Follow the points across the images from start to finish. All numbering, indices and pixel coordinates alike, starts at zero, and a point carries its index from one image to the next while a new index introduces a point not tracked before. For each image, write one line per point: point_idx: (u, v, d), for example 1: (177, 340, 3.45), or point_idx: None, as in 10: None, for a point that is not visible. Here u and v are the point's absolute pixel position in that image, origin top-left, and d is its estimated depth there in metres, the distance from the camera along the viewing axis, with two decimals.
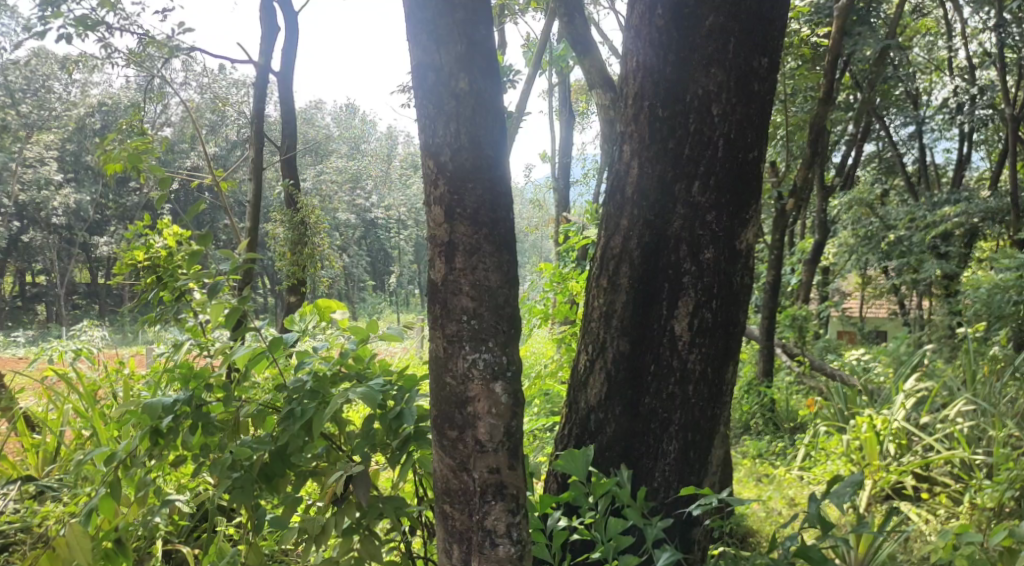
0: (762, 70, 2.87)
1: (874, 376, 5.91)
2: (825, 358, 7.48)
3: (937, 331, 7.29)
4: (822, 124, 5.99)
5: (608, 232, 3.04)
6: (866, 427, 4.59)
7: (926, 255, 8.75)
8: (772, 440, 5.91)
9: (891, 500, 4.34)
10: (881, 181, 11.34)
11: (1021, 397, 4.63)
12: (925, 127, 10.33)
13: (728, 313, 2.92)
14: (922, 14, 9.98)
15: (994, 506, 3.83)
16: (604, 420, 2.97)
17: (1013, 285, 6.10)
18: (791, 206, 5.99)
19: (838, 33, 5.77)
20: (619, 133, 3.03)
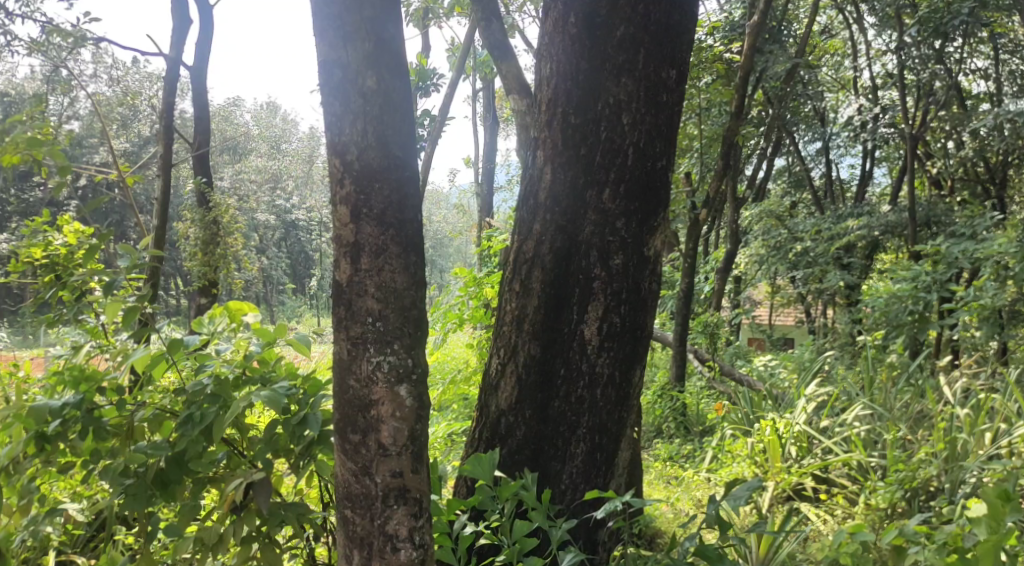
0: (671, 81, 2.93)
1: (779, 382, 6.11)
2: (735, 363, 7.69)
3: (839, 338, 7.58)
4: (734, 137, 6.16)
5: (521, 236, 3.05)
6: (769, 431, 4.76)
7: (830, 266, 9.12)
8: (682, 444, 6.04)
9: (792, 501, 4.49)
10: (791, 194, 11.76)
11: (913, 403, 4.86)
12: (831, 143, 10.76)
13: (636, 318, 2.96)
14: (830, 34, 10.41)
15: (886, 506, 4.00)
16: (514, 423, 2.98)
17: (909, 296, 6.40)
18: (704, 216, 6.15)
19: (751, 49, 5.95)
20: (534, 138, 3.06)
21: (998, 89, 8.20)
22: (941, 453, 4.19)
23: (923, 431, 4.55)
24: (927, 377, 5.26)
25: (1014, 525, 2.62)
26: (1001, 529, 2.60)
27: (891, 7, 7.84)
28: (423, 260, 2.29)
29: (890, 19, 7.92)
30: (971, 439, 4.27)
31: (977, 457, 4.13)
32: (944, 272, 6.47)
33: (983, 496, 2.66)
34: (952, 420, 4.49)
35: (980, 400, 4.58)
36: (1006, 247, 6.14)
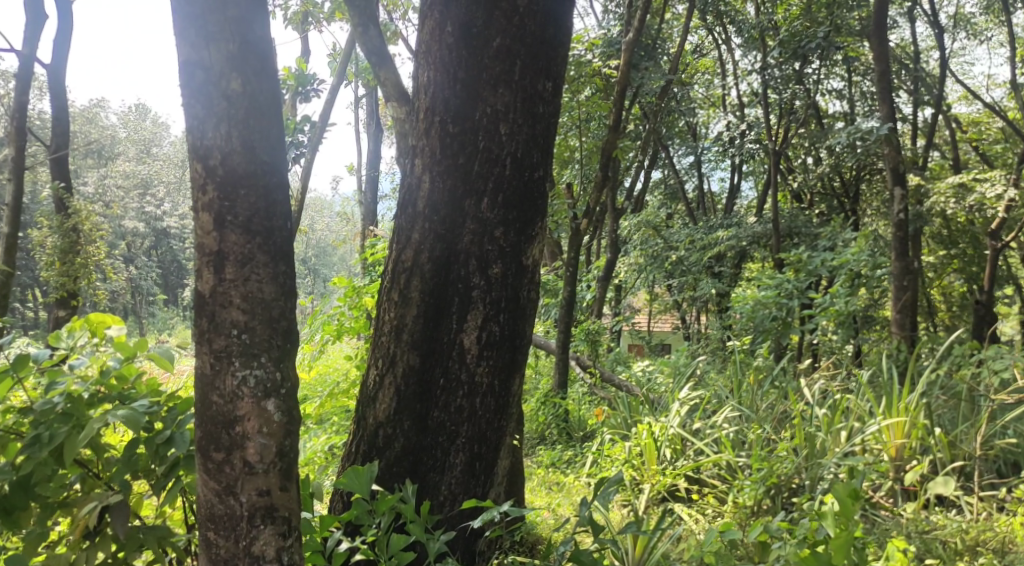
0: (547, 93, 2.98)
1: (655, 387, 6.31)
2: (615, 370, 7.87)
3: (711, 343, 7.89)
4: (612, 149, 6.30)
5: (399, 245, 3.01)
6: (646, 434, 4.90)
7: (702, 274, 9.49)
8: (563, 450, 6.12)
9: (667, 502, 4.64)
10: (667, 206, 12.18)
11: (777, 404, 5.11)
12: (703, 157, 11.22)
13: (514, 326, 2.98)
14: (701, 53, 10.87)
15: (752, 504, 4.19)
16: (392, 435, 2.93)
17: (773, 302, 6.73)
18: (584, 226, 6.27)
19: (627, 65, 6.12)
20: (411, 146, 3.03)
21: (851, 109, 8.77)
22: (802, 451, 4.43)
23: (786, 431, 4.79)
24: (790, 380, 5.55)
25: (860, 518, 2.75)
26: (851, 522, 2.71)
27: (756, 29, 8.27)
28: (293, 270, 2.22)
29: (755, 40, 8.37)
30: (829, 438, 4.52)
31: (834, 455, 4.38)
32: (805, 279, 6.85)
33: (834, 489, 2.76)
34: (811, 419, 4.75)
35: (836, 401, 4.86)
36: (859, 256, 6.56)
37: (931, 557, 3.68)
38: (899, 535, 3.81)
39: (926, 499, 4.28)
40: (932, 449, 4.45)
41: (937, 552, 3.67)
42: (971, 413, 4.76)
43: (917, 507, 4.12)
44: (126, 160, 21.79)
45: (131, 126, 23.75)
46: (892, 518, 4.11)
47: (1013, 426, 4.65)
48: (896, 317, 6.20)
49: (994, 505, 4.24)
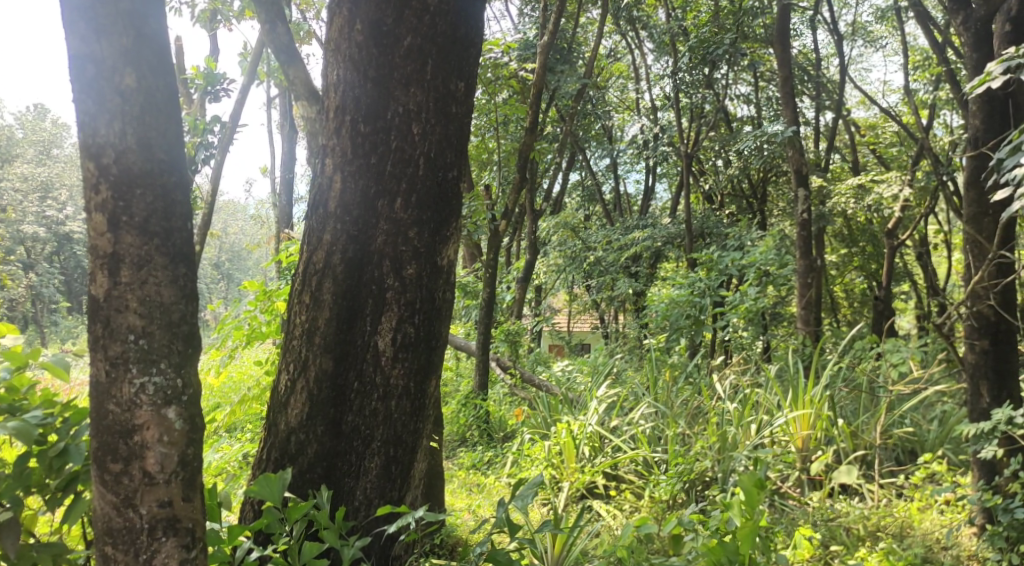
0: (459, 93, 2.98)
1: (575, 386, 6.37)
2: (535, 370, 7.91)
3: (629, 341, 8.01)
4: (528, 152, 6.33)
5: (310, 246, 2.94)
6: (564, 433, 4.91)
7: (620, 275, 9.64)
8: (484, 451, 6.12)
9: (586, 499, 4.68)
10: (585, 207, 12.37)
11: (691, 400, 5.25)
12: (619, 160, 11.42)
13: (429, 327, 2.96)
14: (615, 58, 11.07)
15: (667, 498, 4.28)
16: (305, 441, 2.86)
17: (686, 301, 6.91)
18: (502, 228, 6.28)
19: (543, 68, 6.16)
20: (322, 146, 2.96)
21: (758, 113, 9.08)
22: (714, 445, 4.56)
23: (699, 425, 4.91)
24: (703, 376, 5.71)
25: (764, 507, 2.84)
26: (754, 511, 2.82)
27: (667, 34, 8.46)
28: (193, 272, 2.15)
29: (667, 46, 8.58)
30: (739, 431, 4.66)
31: (744, 447, 4.53)
32: (716, 278, 7.04)
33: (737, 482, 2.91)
34: (724, 414, 4.89)
35: (746, 395, 5.02)
36: (767, 256, 6.80)
37: (835, 544, 3.83)
38: (806, 523, 3.95)
39: (831, 488, 4.44)
40: (836, 439, 4.65)
41: (842, 539, 3.83)
42: (870, 403, 5.00)
43: (822, 496, 4.28)
44: (24, 162, 20.75)
45: (28, 125, 22.65)
46: (799, 507, 4.26)
47: (909, 414, 4.91)
48: (801, 313, 6.47)
49: (894, 491, 4.43)
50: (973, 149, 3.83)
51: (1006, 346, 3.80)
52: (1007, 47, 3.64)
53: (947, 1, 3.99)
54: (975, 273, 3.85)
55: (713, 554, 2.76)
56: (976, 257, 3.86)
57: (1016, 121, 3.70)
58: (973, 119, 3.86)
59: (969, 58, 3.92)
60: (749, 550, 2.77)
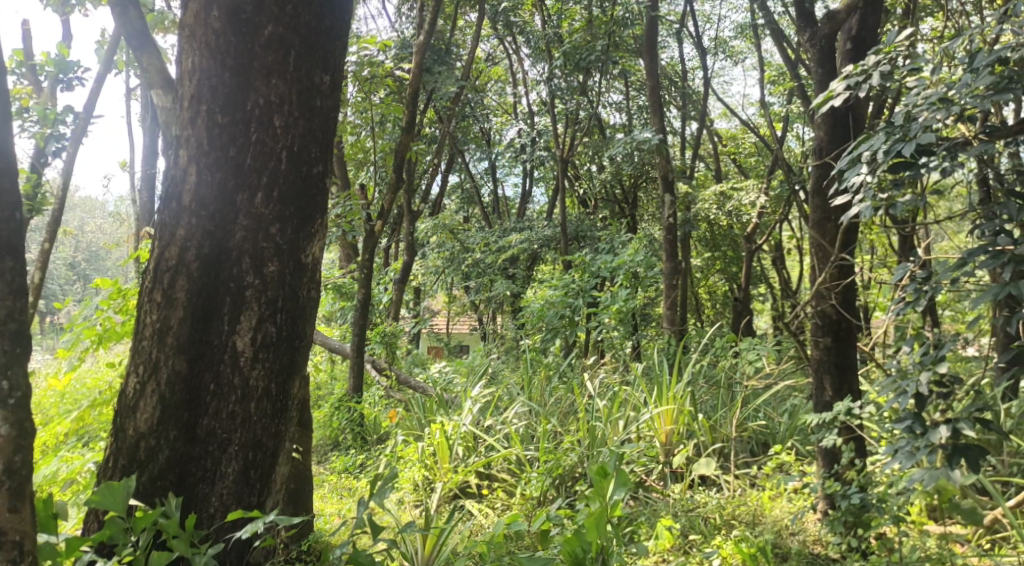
0: (324, 87, 2.92)
1: (451, 386, 6.39)
2: (412, 371, 7.82)
3: (506, 342, 8.09)
4: (405, 151, 6.27)
5: (162, 242, 2.79)
6: (438, 433, 4.91)
7: (497, 276, 9.75)
8: (355, 455, 6.01)
9: (458, 499, 4.67)
10: (463, 209, 12.41)
11: (563, 398, 5.39)
12: (497, 163, 11.52)
13: (292, 326, 2.88)
14: (494, 61, 11.17)
15: (538, 494, 4.37)
16: (155, 446, 2.72)
17: (560, 302, 7.05)
18: (378, 228, 6.18)
19: (418, 69, 6.12)
20: (175, 136, 2.82)
21: (629, 121, 9.40)
22: (584, 441, 4.68)
23: (569, 422, 5.04)
24: (575, 375, 5.85)
25: (617, 497, 3.18)
26: (605, 502, 3.11)
27: (542, 41, 8.60)
28: (21, 267, 2.23)
29: (542, 51, 8.73)
30: (608, 427, 4.83)
31: (612, 443, 4.69)
32: (589, 280, 7.24)
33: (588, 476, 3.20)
34: (592, 411, 5.03)
35: (615, 392, 5.17)
36: (635, 258, 7.05)
37: (694, 533, 4.04)
38: (667, 515, 4.16)
39: (691, 480, 4.63)
40: (696, 433, 4.84)
41: (699, 528, 4.03)
42: (728, 398, 5.27)
43: (683, 488, 4.46)
44: None
45: None
46: (661, 499, 4.45)
47: (762, 409, 5.19)
48: (668, 313, 6.71)
49: (748, 481, 4.64)
50: (817, 157, 4.08)
51: (846, 342, 4.06)
52: (846, 63, 4.01)
53: (795, 17, 4.20)
54: (819, 274, 4.11)
55: (570, 546, 3.00)
56: (819, 260, 4.12)
57: (855, 133, 3.97)
58: (817, 131, 4.11)
59: (814, 72, 4.16)
60: (600, 538, 3.06)
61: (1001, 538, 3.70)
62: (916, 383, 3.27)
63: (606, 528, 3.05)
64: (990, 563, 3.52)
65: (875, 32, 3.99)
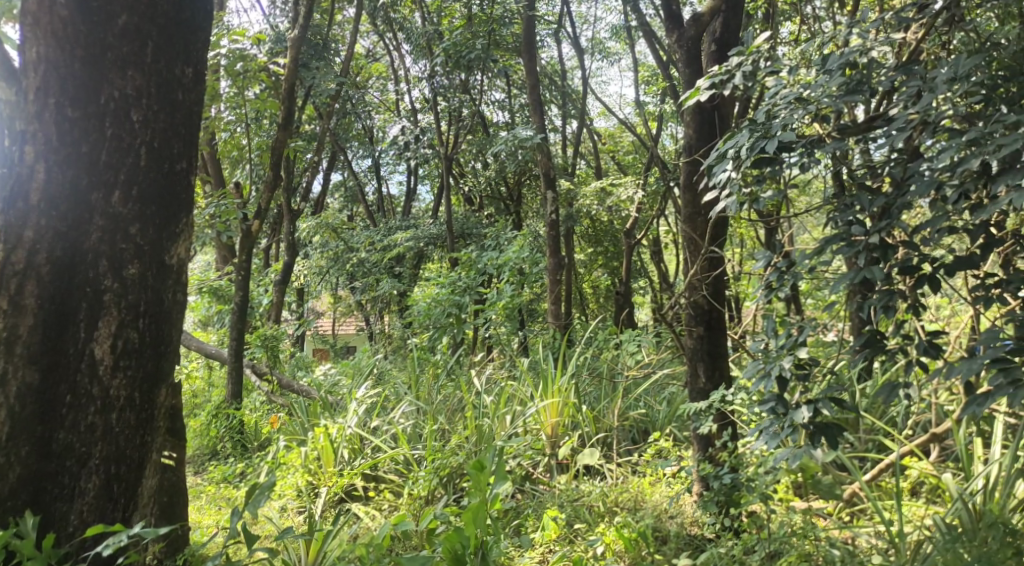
0: (186, 80, 2.80)
1: (336, 388, 6.26)
2: (295, 374, 7.60)
3: (393, 341, 7.99)
4: (282, 149, 6.08)
5: (7, 244, 2.58)
6: (322, 437, 4.78)
7: (383, 275, 9.64)
8: (235, 464, 5.78)
9: (344, 503, 4.57)
10: (347, 208, 12.21)
11: (450, 396, 5.38)
12: (380, 161, 11.37)
13: (157, 331, 2.75)
14: (374, 58, 11.02)
15: (425, 493, 4.33)
16: (5, 465, 2.52)
17: (446, 299, 7.04)
18: (255, 228, 5.98)
19: (294, 64, 5.95)
20: (19, 130, 2.62)
21: (511, 119, 9.46)
22: (471, 438, 4.69)
23: (456, 419, 5.04)
24: (463, 372, 5.84)
25: (495, 491, 3.28)
26: (484, 494, 3.19)
27: (423, 38, 8.55)
28: None
29: (423, 49, 8.68)
30: (495, 423, 4.85)
31: (499, 438, 4.72)
32: (475, 277, 7.25)
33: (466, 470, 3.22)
34: (479, 407, 5.04)
35: (502, 388, 5.20)
36: (520, 254, 7.13)
37: (579, 522, 4.11)
38: (553, 505, 4.22)
39: (576, 470, 4.71)
40: (580, 424, 4.94)
41: (584, 517, 4.10)
42: (611, 389, 5.39)
43: (568, 479, 4.54)
44: None
45: None
46: (547, 491, 4.51)
47: (643, 398, 5.34)
48: (553, 307, 6.81)
49: (630, 469, 4.77)
50: (687, 154, 4.21)
51: (717, 331, 4.22)
52: (713, 65, 4.21)
53: (664, 19, 4.33)
54: (692, 267, 4.25)
55: (450, 542, 3.03)
56: (691, 253, 4.27)
57: (721, 131, 4.14)
58: (686, 129, 4.25)
59: (682, 72, 4.27)
60: (478, 532, 3.14)
61: (858, 510, 3.95)
62: (781, 367, 3.43)
63: (483, 520, 3.15)
64: (849, 534, 3.74)
65: (737, 34, 4.20)
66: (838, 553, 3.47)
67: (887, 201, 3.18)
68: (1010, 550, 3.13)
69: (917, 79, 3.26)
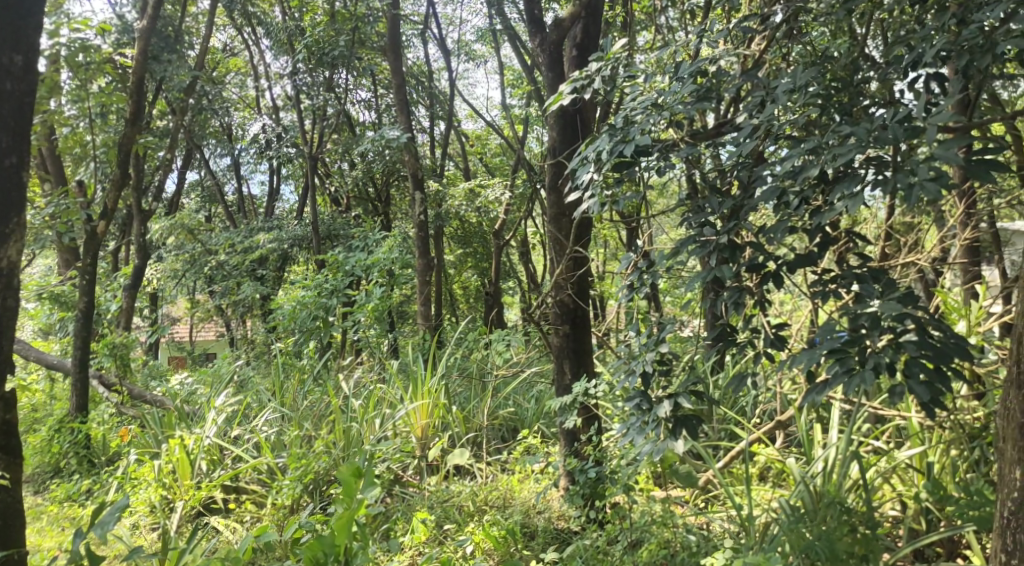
0: (15, 68, 2.59)
1: (194, 397, 5.98)
2: (149, 383, 7.20)
3: (256, 346, 7.70)
4: (131, 146, 5.75)
5: None
6: (177, 449, 4.52)
7: (243, 279, 9.28)
8: (80, 481, 5.41)
9: (202, 517, 4.37)
10: (204, 208, 11.68)
11: (316, 401, 5.25)
12: (239, 160, 10.96)
13: None
14: (231, 52, 10.62)
15: (289, 503, 4.20)
16: None
17: (312, 302, 6.83)
18: (102, 229, 5.63)
19: (142, 57, 5.63)
20: None
21: (377, 119, 9.34)
22: (339, 443, 4.63)
23: (322, 425, 4.93)
24: (329, 376, 5.71)
25: (364, 497, 3.23)
26: (353, 504, 3.18)
27: (284, 33, 8.32)
28: None
29: (284, 44, 8.44)
30: (363, 426, 4.77)
31: (368, 442, 4.66)
32: (342, 279, 7.10)
33: (339, 475, 3.21)
34: (347, 411, 4.95)
35: (371, 391, 5.13)
36: (389, 255, 7.07)
37: (449, 523, 4.10)
38: (422, 508, 4.20)
39: (446, 471, 4.71)
40: (450, 425, 4.94)
41: (454, 517, 4.10)
42: (479, 389, 5.42)
43: (438, 480, 4.53)
44: None
45: None
46: (417, 493, 4.48)
47: (512, 397, 5.40)
48: (422, 309, 6.76)
49: (499, 467, 4.81)
50: (551, 157, 4.29)
51: (581, 329, 4.32)
52: (573, 70, 4.31)
53: (526, 24, 4.40)
54: (557, 267, 4.33)
55: (313, 552, 3.09)
56: (556, 253, 4.36)
57: (584, 134, 4.24)
58: (550, 132, 4.33)
59: (545, 77, 4.36)
60: (346, 540, 3.17)
61: (713, 496, 4.15)
62: (642, 363, 3.55)
63: (353, 530, 3.17)
64: (705, 519, 3.93)
65: (597, 41, 4.35)
66: (695, 538, 3.64)
67: (735, 203, 3.36)
68: (846, 527, 3.37)
69: (761, 89, 3.46)
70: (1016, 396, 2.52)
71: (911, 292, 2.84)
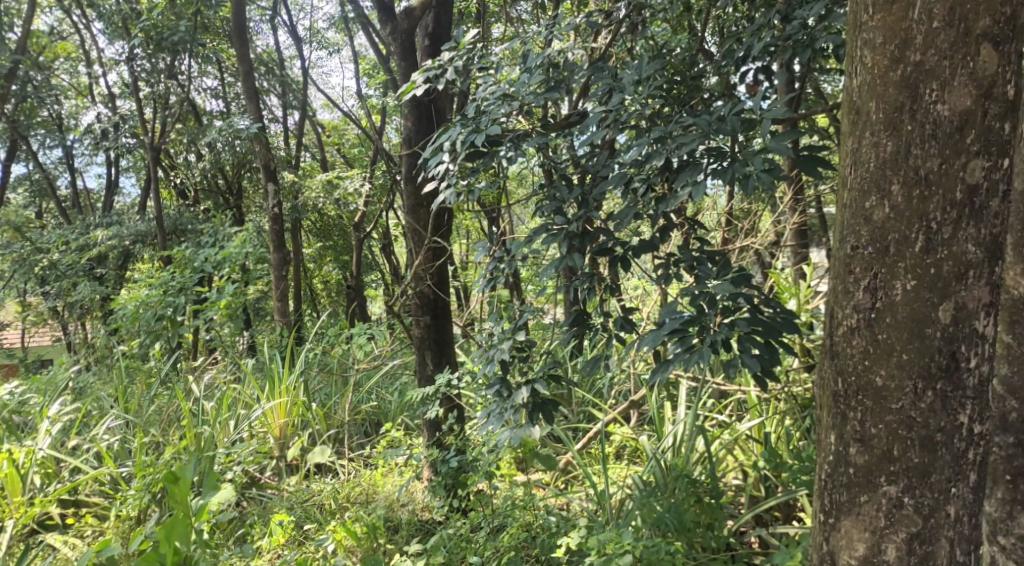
0: None
1: (26, 407, 5.54)
2: None
3: (96, 349, 7.22)
4: None
5: None
6: (4, 464, 4.14)
7: (80, 278, 8.67)
8: None
9: (37, 535, 4.07)
10: (34, 204, 10.81)
11: (164, 406, 4.98)
12: (73, 151, 10.20)
13: None
14: (60, 35, 9.84)
15: (136, 514, 3.97)
16: None
17: (157, 301, 6.44)
18: None
19: None
20: None
21: (226, 108, 8.93)
22: (189, 448, 4.40)
23: (172, 430, 4.69)
24: (178, 379, 5.43)
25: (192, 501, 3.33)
26: (184, 506, 3.28)
27: (117, 16, 7.78)
28: None
29: (118, 28, 7.91)
30: (216, 429, 4.59)
31: (223, 444, 4.50)
32: (190, 275, 6.76)
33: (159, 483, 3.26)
34: (198, 415, 4.73)
35: (224, 393, 4.92)
36: (241, 249, 6.79)
37: (309, 522, 4.01)
38: (280, 509, 4.08)
39: (306, 470, 4.60)
40: (310, 423, 4.82)
41: (314, 516, 4.02)
42: (340, 384, 5.30)
43: (298, 480, 4.42)
44: None
45: None
46: (276, 494, 4.36)
47: (374, 390, 5.32)
48: (278, 304, 6.53)
49: (361, 462, 4.73)
50: (406, 147, 4.25)
51: (442, 319, 4.30)
52: (426, 59, 4.27)
53: (378, 12, 4.32)
54: (415, 257, 4.30)
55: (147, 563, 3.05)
56: (415, 244, 4.32)
57: (438, 124, 4.22)
58: (405, 122, 4.28)
59: (398, 66, 4.31)
60: (177, 548, 3.15)
61: (572, 477, 4.26)
62: (499, 351, 3.59)
63: (183, 534, 3.17)
64: (564, 500, 4.03)
65: (449, 30, 4.29)
66: (554, 519, 3.73)
67: (584, 191, 3.44)
68: (693, 498, 3.54)
69: (607, 80, 3.55)
70: (830, 366, 2.47)
71: (744, 273, 3.01)
